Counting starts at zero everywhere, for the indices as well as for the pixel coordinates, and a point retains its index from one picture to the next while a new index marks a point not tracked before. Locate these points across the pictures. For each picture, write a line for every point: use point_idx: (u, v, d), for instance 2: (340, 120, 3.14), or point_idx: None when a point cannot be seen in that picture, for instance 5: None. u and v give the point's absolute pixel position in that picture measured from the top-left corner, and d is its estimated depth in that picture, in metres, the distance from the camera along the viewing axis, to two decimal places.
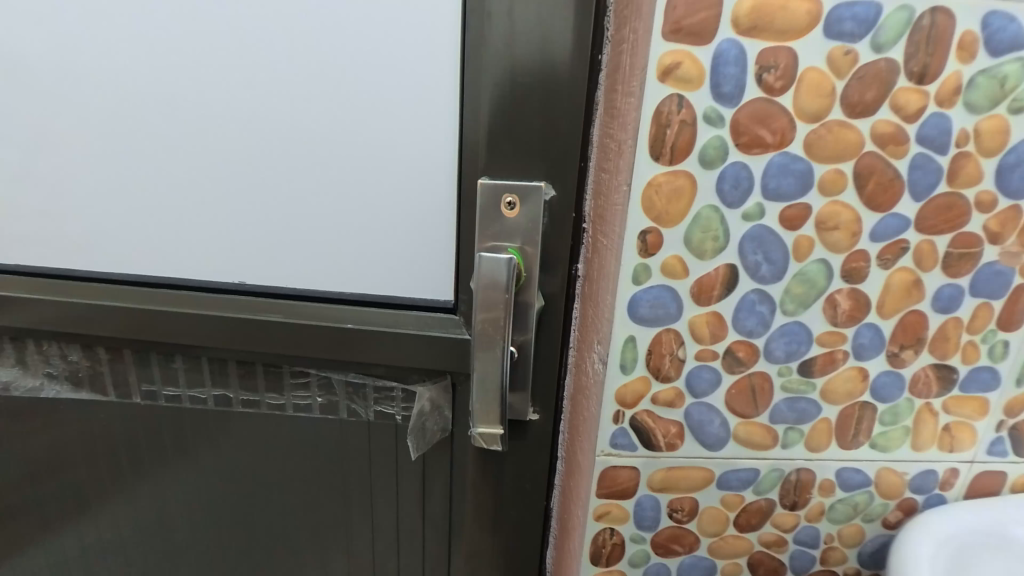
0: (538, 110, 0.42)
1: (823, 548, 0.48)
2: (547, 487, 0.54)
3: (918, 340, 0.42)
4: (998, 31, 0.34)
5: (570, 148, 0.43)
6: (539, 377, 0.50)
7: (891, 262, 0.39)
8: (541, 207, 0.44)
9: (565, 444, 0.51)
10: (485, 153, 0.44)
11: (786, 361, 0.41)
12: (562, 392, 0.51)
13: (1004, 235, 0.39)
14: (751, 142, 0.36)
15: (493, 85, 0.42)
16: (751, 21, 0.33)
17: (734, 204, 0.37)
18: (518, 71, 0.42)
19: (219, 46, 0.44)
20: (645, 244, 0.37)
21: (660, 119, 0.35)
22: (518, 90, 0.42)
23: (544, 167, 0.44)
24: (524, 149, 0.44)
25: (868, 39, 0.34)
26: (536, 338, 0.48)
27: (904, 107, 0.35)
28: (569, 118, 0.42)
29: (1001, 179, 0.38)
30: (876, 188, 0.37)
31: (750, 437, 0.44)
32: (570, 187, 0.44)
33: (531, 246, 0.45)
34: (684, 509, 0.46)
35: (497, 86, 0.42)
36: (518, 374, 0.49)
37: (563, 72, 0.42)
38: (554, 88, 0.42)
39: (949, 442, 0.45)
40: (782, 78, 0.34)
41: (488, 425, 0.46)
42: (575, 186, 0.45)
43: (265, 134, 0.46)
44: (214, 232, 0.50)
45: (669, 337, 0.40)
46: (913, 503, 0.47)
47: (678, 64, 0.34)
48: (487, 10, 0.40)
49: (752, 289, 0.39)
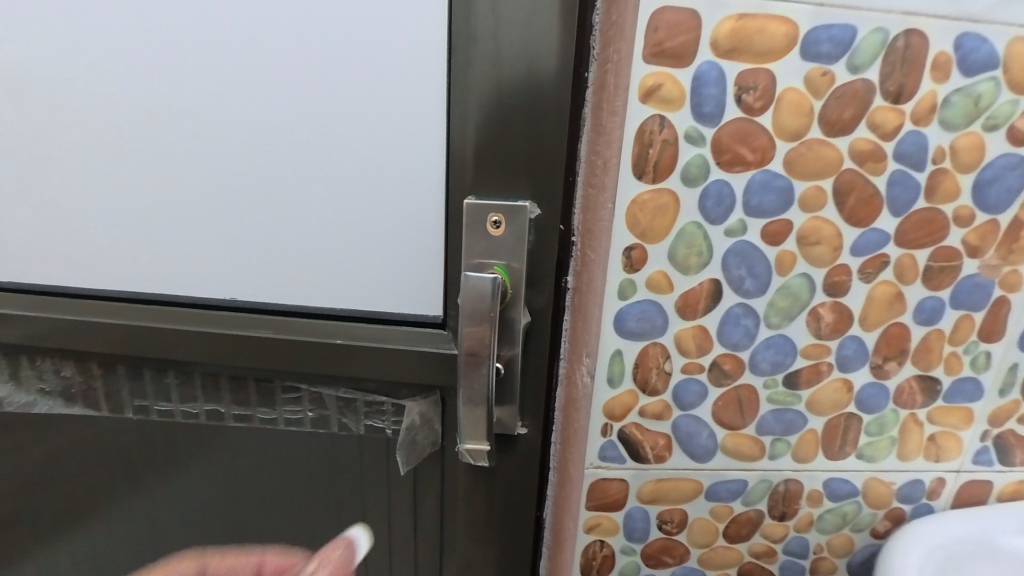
0: (524, 130, 0.42)
1: (813, 558, 0.49)
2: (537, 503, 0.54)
3: (902, 351, 0.42)
4: (971, 52, 0.35)
5: (557, 164, 0.43)
6: (528, 394, 0.49)
7: (873, 276, 0.40)
8: (526, 224, 0.44)
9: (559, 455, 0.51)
10: (473, 169, 0.44)
11: (772, 373, 0.42)
12: (554, 407, 0.51)
13: (983, 249, 0.40)
14: (733, 160, 0.36)
15: (480, 105, 0.42)
16: (730, 43, 0.34)
17: (717, 221, 0.38)
18: (504, 94, 0.42)
19: (215, 62, 0.45)
20: (631, 260, 0.38)
21: (643, 137, 0.35)
22: (504, 111, 0.42)
23: (531, 185, 0.44)
24: (511, 167, 0.44)
25: (844, 60, 0.35)
26: (525, 356, 0.48)
27: (881, 125, 0.36)
28: (555, 136, 0.42)
29: (979, 195, 0.39)
30: (857, 203, 0.38)
31: (738, 449, 0.44)
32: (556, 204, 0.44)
33: (518, 262, 0.45)
34: (674, 520, 0.46)
35: (485, 106, 0.42)
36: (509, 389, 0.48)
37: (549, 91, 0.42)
38: (541, 107, 0.42)
39: (936, 452, 0.46)
40: (762, 98, 0.35)
41: (474, 444, 0.47)
42: (563, 204, 0.45)
43: (258, 150, 0.47)
44: (206, 248, 0.50)
45: (656, 350, 0.41)
46: (901, 513, 0.48)
47: (658, 85, 0.34)
48: (473, 31, 0.41)
49: (737, 303, 0.40)
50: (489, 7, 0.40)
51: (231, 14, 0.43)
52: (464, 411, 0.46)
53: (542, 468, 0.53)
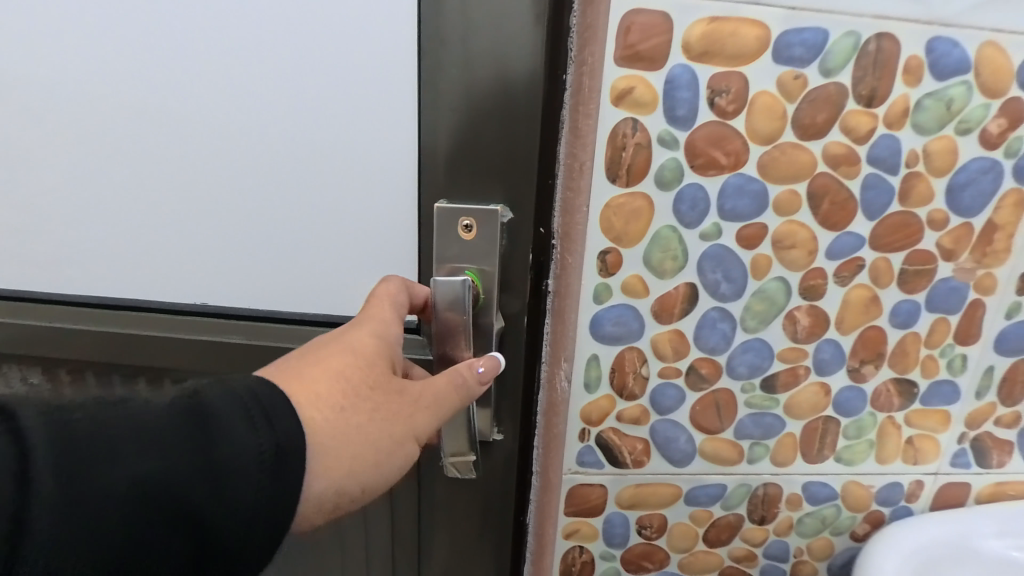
0: (492, 137, 0.39)
1: (793, 561, 0.48)
2: (517, 521, 0.50)
3: (879, 354, 0.42)
4: (943, 55, 0.35)
5: (532, 168, 0.39)
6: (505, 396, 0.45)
7: (848, 279, 0.40)
8: (498, 230, 0.41)
9: (542, 477, 0.47)
10: (445, 174, 0.41)
11: (749, 376, 0.42)
12: (534, 428, 0.46)
13: (958, 252, 0.40)
14: (707, 163, 0.36)
15: (451, 111, 0.39)
16: (703, 46, 0.34)
17: (692, 224, 0.37)
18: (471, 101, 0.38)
19: (189, 62, 0.44)
20: (606, 264, 0.38)
21: (616, 141, 0.35)
22: (475, 118, 0.39)
23: (503, 189, 0.40)
24: (483, 171, 0.40)
25: (816, 63, 0.35)
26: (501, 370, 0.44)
27: (854, 129, 0.36)
28: (528, 141, 0.39)
29: (953, 198, 0.39)
30: (831, 207, 0.38)
31: (717, 453, 0.44)
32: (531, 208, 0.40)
33: (490, 264, 0.41)
34: (653, 525, 0.46)
35: (456, 112, 0.39)
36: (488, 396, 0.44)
37: (521, 93, 0.38)
38: (513, 110, 0.38)
39: (913, 454, 0.46)
40: (734, 101, 0.35)
41: (458, 457, 0.44)
42: (537, 214, 0.41)
43: (232, 152, 0.46)
44: (180, 251, 0.50)
45: (632, 356, 0.40)
46: (880, 515, 0.48)
47: (630, 89, 0.34)
48: (441, 34, 0.37)
49: (713, 307, 0.39)
50: (457, 6, 0.36)
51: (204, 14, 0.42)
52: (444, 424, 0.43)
53: (521, 487, 0.49)
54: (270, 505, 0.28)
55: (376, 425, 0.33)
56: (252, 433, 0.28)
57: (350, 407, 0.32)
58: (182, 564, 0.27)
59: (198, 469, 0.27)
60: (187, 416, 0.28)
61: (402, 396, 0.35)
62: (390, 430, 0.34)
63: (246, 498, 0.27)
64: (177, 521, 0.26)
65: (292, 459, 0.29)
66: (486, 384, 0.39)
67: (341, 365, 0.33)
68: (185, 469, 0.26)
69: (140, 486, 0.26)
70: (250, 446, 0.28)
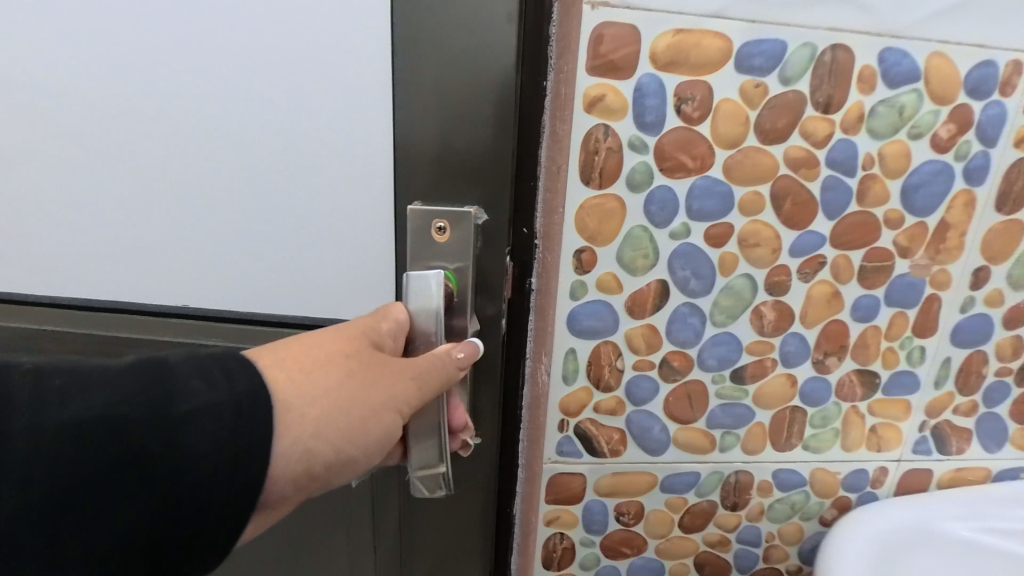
0: (464, 142, 0.40)
1: (766, 546, 0.51)
2: (501, 510, 0.51)
3: (841, 347, 0.45)
4: (894, 65, 0.38)
5: (504, 171, 0.40)
6: (481, 394, 0.46)
7: (811, 275, 0.42)
8: (472, 232, 0.41)
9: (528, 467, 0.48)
10: (420, 175, 0.41)
11: (719, 369, 0.44)
12: (521, 422, 0.48)
13: (913, 250, 0.43)
14: (675, 166, 0.38)
15: (426, 111, 0.39)
16: (669, 56, 0.36)
17: (662, 224, 0.39)
18: (443, 102, 0.39)
19: (161, 62, 0.43)
20: (581, 262, 0.40)
21: (589, 145, 0.37)
22: (451, 118, 0.39)
23: (477, 192, 0.41)
24: (457, 174, 0.41)
25: (776, 72, 0.37)
26: (475, 374, 0.45)
27: (813, 134, 0.38)
28: (500, 143, 0.40)
29: (907, 199, 0.41)
30: (793, 207, 0.40)
31: (690, 441, 0.46)
32: (504, 212, 0.41)
33: (465, 266, 0.42)
34: (631, 512, 0.48)
35: (431, 113, 0.39)
36: (462, 411, 0.43)
37: (493, 96, 0.39)
38: (485, 113, 0.39)
39: (877, 442, 0.49)
40: (699, 108, 0.37)
41: (428, 470, 0.41)
42: (510, 218, 0.42)
43: (210, 153, 0.45)
44: (160, 253, 0.49)
45: (608, 349, 0.42)
46: (847, 501, 0.50)
47: (601, 97, 0.36)
48: (417, 36, 0.38)
49: (683, 302, 0.42)
50: (432, 10, 0.37)
51: (171, 11, 0.41)
52: (410, 437, 0.40)
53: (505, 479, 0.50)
54: (229, 459, 0.28)
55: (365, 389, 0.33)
56: (212, 389, 0.29)
57: (335, 368, 0.32)
58: (152, 511, 0.28)
59: (159, 419, 0.28)
60: (153, 370, 0.29)
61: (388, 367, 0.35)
62: (371, 394, 0.33)
63: (208, 446, 0.28)
64: (143, 466, 0.28)
65: (256, 412, 0.29)
66: (465, 369, 0.38)
67: (329, 336, 0.34)
68: (146, 418, 0.28)
69: (103, 433, 0.27)
70: (212, 399, 0.29)
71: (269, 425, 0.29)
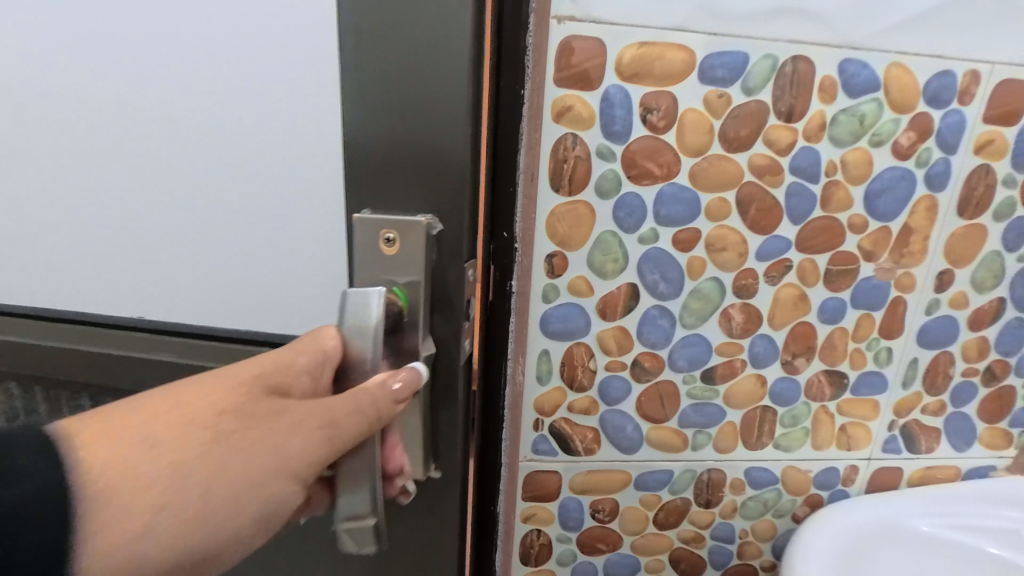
0: (415, 147, 0.34)
1: (739, 542, 0.52)
2: (484, 509, 0.47)
3: (809, 348, 0.46)
4: (854, 75, 0.39)
5: (461, 173, 0.34)
6: (440, 429, 0.40)
7: (777, 279, 0.43)
8: (423, 242, 0.35)
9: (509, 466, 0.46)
10: (368, 177, 0.35)
11: (690, 369, 0.45)
12: (502, 419, 0.44)
13: (878, 253, 0.44)
14: (642, 174, 0.39)
15: (371, 101, 0.34)
16: (633, 69, 0.37)
17: (631, 229, 0.41)
18: (384, 103, 0.33)
19: (122, 63, 0.42)
20: (552, 266, 0.41)
21: (558, 154, 0.39)
22: (399, 110, 0.33)
23: (431, 198, 0.35)
24: (409, 176, 0.35)
25: (738, 83, 0.38)
26: (430, 398, 0.39)
27: (776, 142, 0.40)
28: (454, 141, 0.34)
29: (870, 205, 0.42)
30: (758, 213, 0.41)
31: (663, 440, 0.47)
32: (461, 220, 0.36)
33: (417, 285, 0.36)
34: (606, 509, 0.49)
35: (376, 103, 0.34)
36: (399, 454, 0.39)
37: (448, 83, 0.33)
38: (437, 102, 0.33)
39: (847, 441, 0.50)
40: (665, 118, 0.38)
41: (355, 522, 0.35)
42: (467, 233, 0.37)
43: (168, 157, 0.44)
44: (120, 260, 0.47)
45: (580, 350, 0.44)
46: (819, 498, 0.51)
47: (569, 107, 0.38)
48: (361, 10, 0.32)
49: (653, 305, 0.43)
50: None
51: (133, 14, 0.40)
52: (341, 495, 0.35)
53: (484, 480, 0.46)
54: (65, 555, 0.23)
55: (264, 438, 0.28)
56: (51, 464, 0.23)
57: (230, 418, 0.27)
58: None
59: None
60: None
61: (291, 415, 0.30)
62: (269, 455, 0.28)
63: (32, 545, 0.22)
64: None
65: (111, 491, 0.24)
66: (403, 402, 0.34)
67: (234, 376, 0.29)
68: None
69: None
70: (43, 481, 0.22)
71: (127, 502, 0.24)
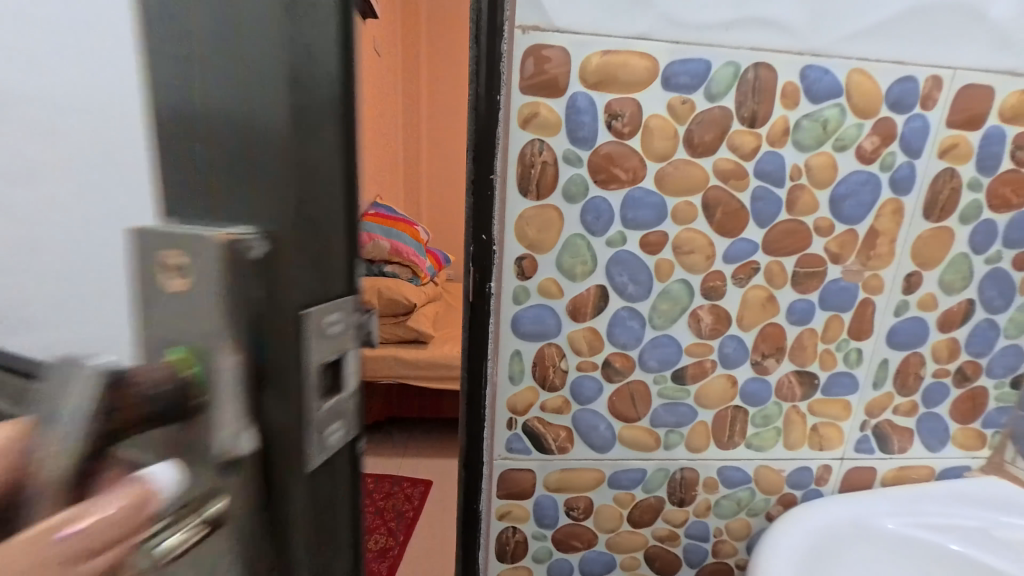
0: (228, 116, 0.19)
1: (714, 541, 0.53)
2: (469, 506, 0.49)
3: (779, 349, 0.47)
4: (816, 81, 0.40)
5: (313, 157, 0.20)
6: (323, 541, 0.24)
7: (745, 281, 0.44)
8: (217, 272, 0.17)
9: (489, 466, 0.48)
10: (162, 173, 0.20)
11: (660, 369, 0.46)
12: (484, 419, 0.46)
13: (845, 256, 0.45)
14: (608, 178, 0.40)
15: (158, 53, 0.19)
16: (597, 77, 0.38)
17: (599, 233, 0.42)
18: (170, 39, 0.19)
19: None
20: (522, 268, 0.42)
21: (525, 160, 0.39)
22: (197, 68, 0.19)
23: (262, 202, 0.19)
24: (224, 163, 0.19)
25: (702, 90, 0.39)
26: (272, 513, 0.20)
27: (740, 147, 0.41)
28: (304, 111, 0.19)
29: (836, 208, 0.43)
30: (724, 216, 0.42)
31: (635, 439, 0.48)
32: (319, 225, 0.20)
33: (230, 360, 0.18)
34: (580, 507, 0.50)
35: (164, 57, 0.19)
36: None
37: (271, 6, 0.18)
38: (258, 39, 0.18)
39: (819, 441, 0.50)
40: (630, 124, 0.39)
41: None
42: (338, 245, 0.22)
43: None
44: None
45: (552, 351, 0.44)
46: (792, 498, 0.52)
47: (536, 114, 0.38)
48: None
49: (622, 306, 0.44)
50: None
51: None
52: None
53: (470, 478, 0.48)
54: None
55: None
56: None
57: None
58: None
59: None
60: None
61: None
62: None
63: None
64: None
65: None
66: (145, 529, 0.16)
67: None
68: None
69: None
70: None
71: None
